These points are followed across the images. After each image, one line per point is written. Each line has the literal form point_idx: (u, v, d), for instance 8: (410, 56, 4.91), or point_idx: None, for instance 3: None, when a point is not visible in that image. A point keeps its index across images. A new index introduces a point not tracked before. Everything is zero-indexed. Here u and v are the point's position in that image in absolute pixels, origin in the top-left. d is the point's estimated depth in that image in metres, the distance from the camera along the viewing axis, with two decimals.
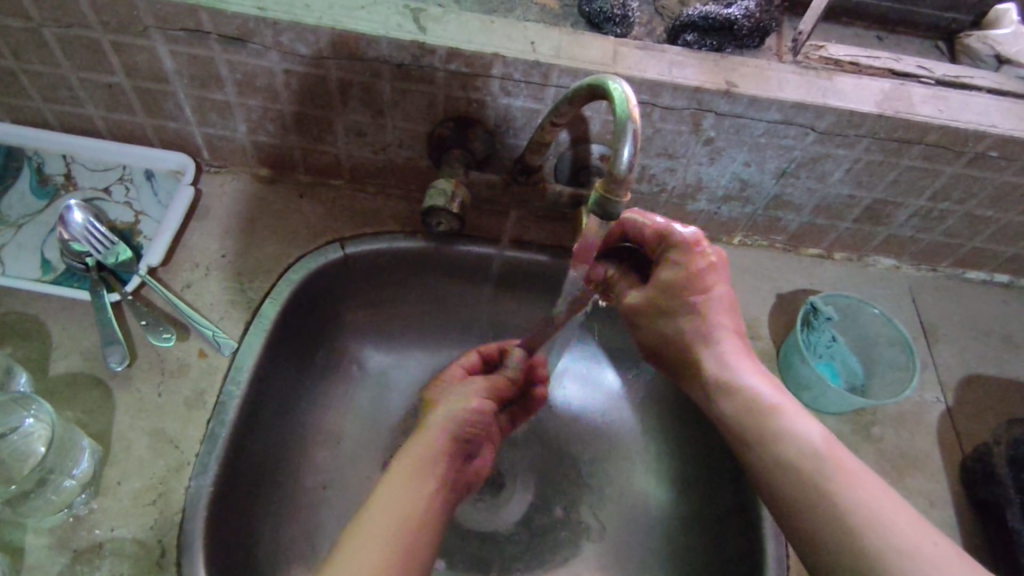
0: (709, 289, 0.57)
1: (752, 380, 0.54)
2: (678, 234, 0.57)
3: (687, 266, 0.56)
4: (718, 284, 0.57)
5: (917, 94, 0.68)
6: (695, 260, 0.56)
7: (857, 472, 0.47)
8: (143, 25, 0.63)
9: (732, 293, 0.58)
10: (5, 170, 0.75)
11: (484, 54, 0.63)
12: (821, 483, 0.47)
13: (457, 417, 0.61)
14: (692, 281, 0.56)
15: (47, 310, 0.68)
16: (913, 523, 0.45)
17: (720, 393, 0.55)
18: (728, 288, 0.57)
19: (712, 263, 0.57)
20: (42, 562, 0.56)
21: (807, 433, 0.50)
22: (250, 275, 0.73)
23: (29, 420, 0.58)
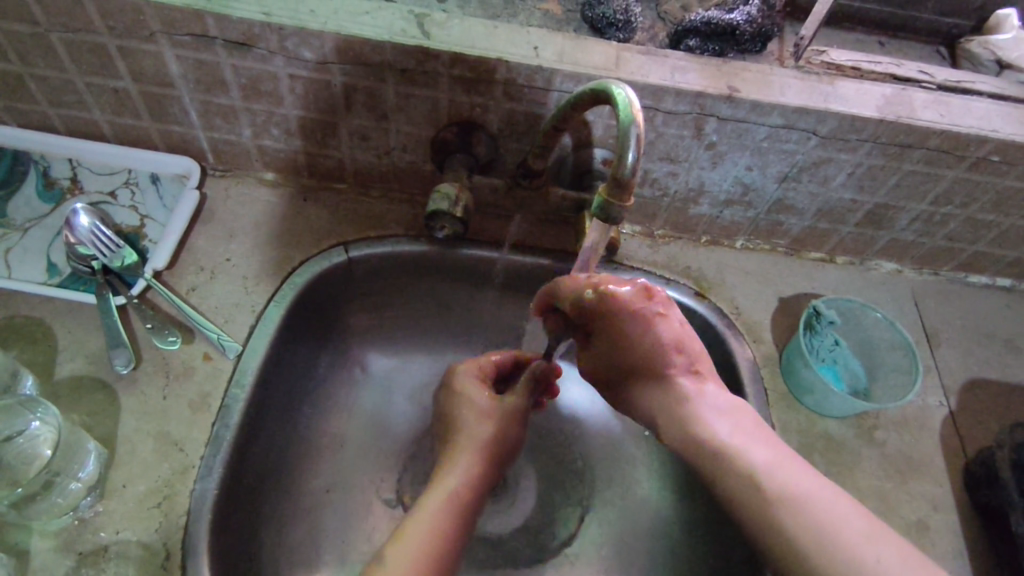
0: (646, 335, 0.55)
1: (710, 421, 0.54)
2: (589, 298, 0.55)
3: (612, 324, 0.55)
4: (650, 326, 0.55)
5: (919, 98, 0.68)
6: (624, 311, 0.55)
7: (805, 492, 0.48)
8: (150, 30, 0.64)
9: (670, 323, 0.56)
10: (11, 174, 0.76)
11: (488, 58, 0.64)
12: (774, 502, 0.48)
13: (481, 445, 0.65)
14: (629, 332, 0.55)
15: (52, 314, 0.68)
16: (861, 525, 0.46)
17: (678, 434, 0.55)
18: (658, 325, 0.55)
19: (631, 313, 0.55)
20: (48, 564, 0.56)
21: (754, 458, 0.51)
22: (255, 278, 0.73)
23: (35, 424, 0.58)
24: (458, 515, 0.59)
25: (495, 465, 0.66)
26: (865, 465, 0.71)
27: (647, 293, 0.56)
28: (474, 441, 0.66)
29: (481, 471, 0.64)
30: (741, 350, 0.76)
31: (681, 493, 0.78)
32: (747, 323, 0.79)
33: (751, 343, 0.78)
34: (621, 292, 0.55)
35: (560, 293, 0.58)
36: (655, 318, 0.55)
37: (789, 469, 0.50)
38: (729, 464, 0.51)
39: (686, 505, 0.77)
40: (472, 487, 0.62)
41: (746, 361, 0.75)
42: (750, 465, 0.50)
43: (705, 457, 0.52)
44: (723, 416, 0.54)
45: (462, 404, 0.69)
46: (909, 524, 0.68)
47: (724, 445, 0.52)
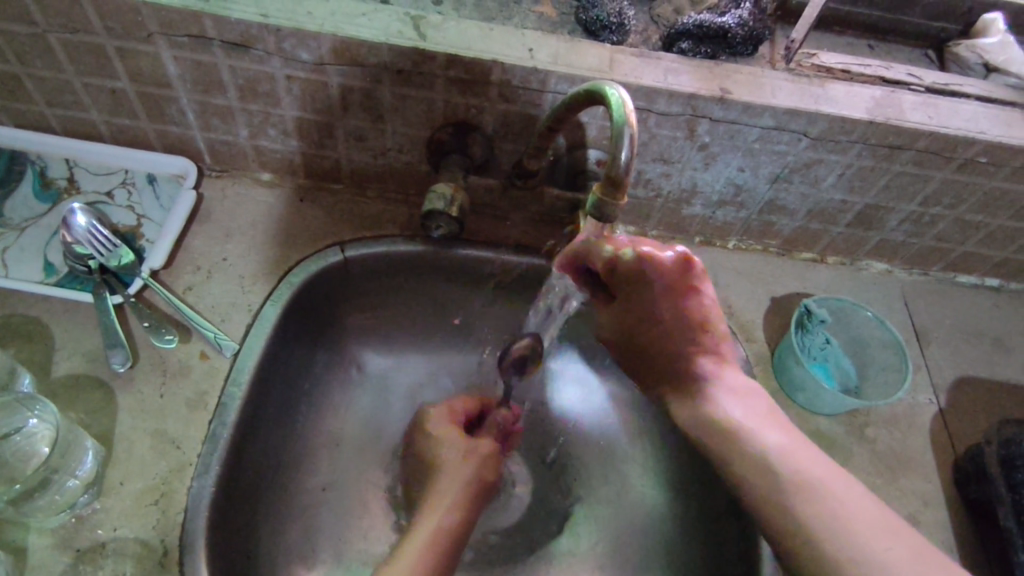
0: (674, 304, 0.56)
1: (728, 404, 0.54)
2: (628, 258, 0.55)
3: (644, 286, 0.56)
4: (682, 298, 0.56)
5: (908, 101, 0.69)
6: (658, 276, 0.55)
7: (819, 482, 0.48)
8: (148, 31, 0.64)
9: (703, 297, 0.56)
10: (8, 175, 0.76)
11: (484, 60, 0.65)
12: (789, 491, 0.48)
13: (466, 479, 0.66)
14: (658, 297, 0.56)
15: (49, 313, 0.68)
16: (874, 515, 0.46)
17: (696, 414, 0.55)
18: (689, 297, 0.56)
19: (666, 278, 0.55)
20: (46, 562, 0.56)
21: (769, 444, 0.51)
22: (251, 278, 0.74)
23: (33, 421, 0.59)
24: (447, 542, 0.59)
25: (478, 500, 0.66)
26: (856, 462, 0.72)
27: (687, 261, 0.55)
28: (458, 473, 0.67)
29: (469, 503, 0.65)
30: (735, 350, 0.76)
31: (675, 490, 0.78)
32: (740, 322, 0.80)
33: (744, 342, 0.78)
34: (660, 255, 0.55)
35: (594, 250, 0.57)
36: (691, 292, 0.56)
37: (801, 460, 0.50)
38: (743, 448, 0.51)
39: (680, 502, 0.77)
40: (461, 517, 0.63)
41: (742, 361, 0.75)
42: (766, 452, 0.51)
43: (719, 437, 0.53)
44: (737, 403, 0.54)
45: (441, 444, 0.71)
46: (900, 520, 0.69)
47: (739, 429, 0.52)
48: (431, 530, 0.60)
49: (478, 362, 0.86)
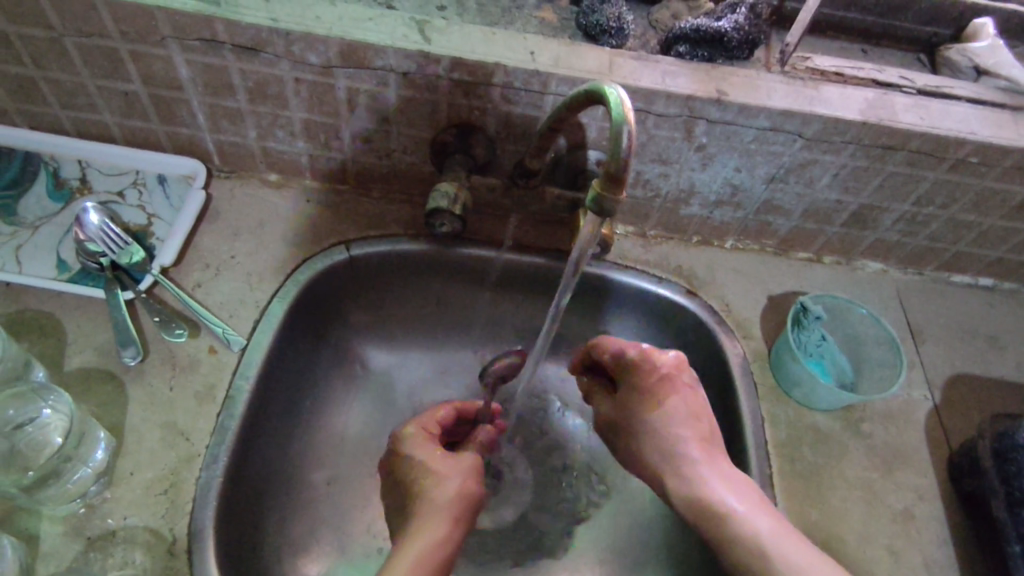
0: (671, 395, 0.67)
1: (717, 485, 0.61)
2: (630, 354, 0.68)
3: (646, 379, 0.68)
4: (679, 393, 0.67)
5: (900, 102, 0.71)
6: (659, 371, 0.67)
7: (797, 560, 0.55)
8: (162, 35, 0.66)
9: (694, 395, 0.67)
10: (22, 175, 0.78)
11: (487, 63, 0.67)
12: (765, 559, 0.56)
13: (449, 500, 0.63)
14: (658, 389, 0.67)
15: (62, 308, 0.70)
16: None
17: (689, 495, 0.62)
18: (685, 394, 0.67)
19: (666, 375, 0.67)
20: (58, 548, 0.57)
21: (757, 526, 0.58)
22: (258, 276, 0.76)
23: (46, 411, 0.61)
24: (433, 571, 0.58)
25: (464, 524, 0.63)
26: (852, 456, 0.73)
27: (679, 364, 0.68)
28: (440, 496, 0.63)
29: (454, 526, 0.62)
30: (732, 346, 0.78)
31: None
32: (737, 320, 0.81)
33: (741, 339, 0.80)
34: (656, 355, 0.68)
35: (600, 347, 0.71)
36: (684, 389, 0.67)
37: (787, 543, 0.57)
38: (732, 527, 0.59)
39: None
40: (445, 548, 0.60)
41: (738, 358, 0.77)
42: (756, 536, 0.58)
43: (711, 518, 0.60)
44: (730, 486, 0.61)
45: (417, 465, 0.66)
46: (895, 513, 0.70)
47: (733, 514, 0.59)
48: (416, 556, 0.58)
49: (480, 360, 0.88)
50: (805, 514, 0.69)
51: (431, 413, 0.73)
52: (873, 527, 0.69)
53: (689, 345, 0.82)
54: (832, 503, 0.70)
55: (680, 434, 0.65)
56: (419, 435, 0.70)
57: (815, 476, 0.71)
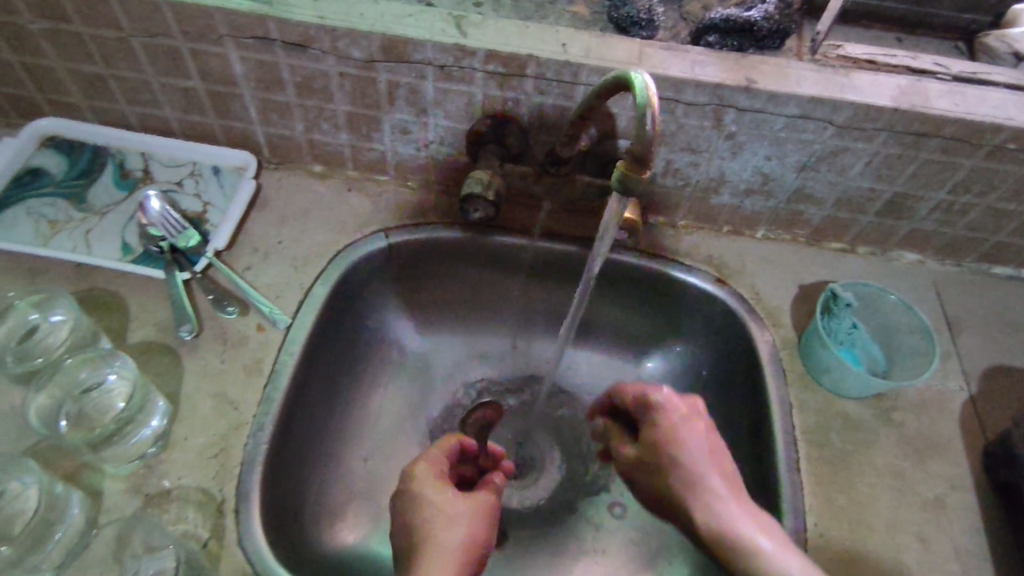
0: (691, 434, 0.62)
1: (746, 524, 0.57)
2: (650, 396, 0.66)
3: (664, 420, 0.64)
4: (700, 432, 0.63)
5: (934, 89, 0.71)
6: (678, 412, 0.64)
7: None
8: (219, 34, 0.71)
9: (715, 435, 0.63)
10: (91, 166, 0.84)
11: (520, 55, 0.69)
12: None
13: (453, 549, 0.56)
14: (677, 428, 0.63)
15: (125, 286, 0.76)
16: None
17: (716, 535, 0.58)
18: (706, 431, 0.62)
19: (686, 413, 0.64)
20: (120, 503, 0.62)
21: (792, 566, 0.54)
22: (303, 260, 0.80)
23: (113, 377, 0.66)
24: None
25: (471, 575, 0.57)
26: (882, 444, 0.73)
27: (698, 407, 0.65)
28: (445, 545, 0.56)
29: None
30: (761, 334, 0.79)
31: None
32: (767, 308, 0.82)
33: (771, 327, 0.80)
34: (675, 398, 0.65)
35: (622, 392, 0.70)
36: (705, 428, 0.63)
37: None
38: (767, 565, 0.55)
39: None
40: None
41: (767, 344, 0.78)
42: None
43: (744, 555, 0.56)
44: (760, 525, 0.57)
45: (426, 506, 0.59)
46: (926, 501, 0.69)
47: (765, 552, 0.55)
48: None
49: (512, 346, 0.90)
50: (833, 499, 0.69)
51: (440, 447, 0.65)
52: (903, 514, 0.69)
53: (718, 333, 0.83)
54: (860, 489, 0.70)
55: (703, 470, 0.60)
56: (429, 471, 0.62)
57: (844, 463, 0.71)
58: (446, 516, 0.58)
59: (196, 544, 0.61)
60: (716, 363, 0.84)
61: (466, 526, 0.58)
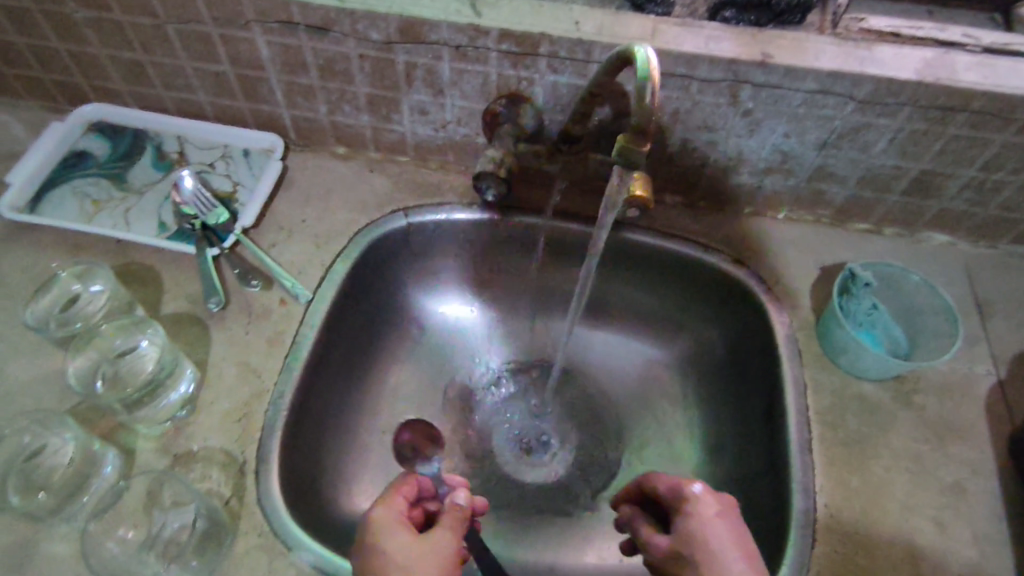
0: (723, 536, 0.53)
1: None
2: (683, 485, 0.58)
3: (695, 513, 0.55)
4: (733, 533, 0.53)
5: (961, 61, 0.69)
6: (714, 509, 0.55)
7: None
8: (246, 19, 0.75)
9: (751, 546, 0.53)
10: (131, 148, 0.89)
11: (532, 33, 0.70)
12: None
13: None
14: (706, 526, 0.54)
15: (160, 261, 0.80)
16: None
17: None
18: (740, 539, 0.53)
19: (721, 513, 0.54)
20: (150, 462, 0.67)
21: None
22: (325, 238, 0.83)
23: (145, 343, 0.70)
24: None
25: None
26: (900, 427, 0.71)
27: (737, 510, 0.55)
28: None
29: None
30: (777, 315, 0.78)
31: (714, 453, 0.81)
32: (785, 288, 0.81)
33: (789, 307, 0.79)
34: (711, 493, 0.56)
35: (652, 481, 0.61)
36: (740, 533, 0.54)
37: None
38: None
39: (721, 463, 0.79)
40: None
41: (783, 325, 0.77)
42: None
43: None
44: None
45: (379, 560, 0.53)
46: (944, 486, 0.68)
47: None
48: None
49: (529, 326, 0.92)
50: (846, 480, 0.68)
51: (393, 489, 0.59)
52: (919, 498, 0.67)
53: (735, 314, 0.82)
54: (875, 472, 0.69)
55: None
56: (381, 519, 0.56)
57: (859, 445, 0.70)
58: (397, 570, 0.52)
59: (219, 502, 0.64)
60: (732, 344, 0.83)
61: None
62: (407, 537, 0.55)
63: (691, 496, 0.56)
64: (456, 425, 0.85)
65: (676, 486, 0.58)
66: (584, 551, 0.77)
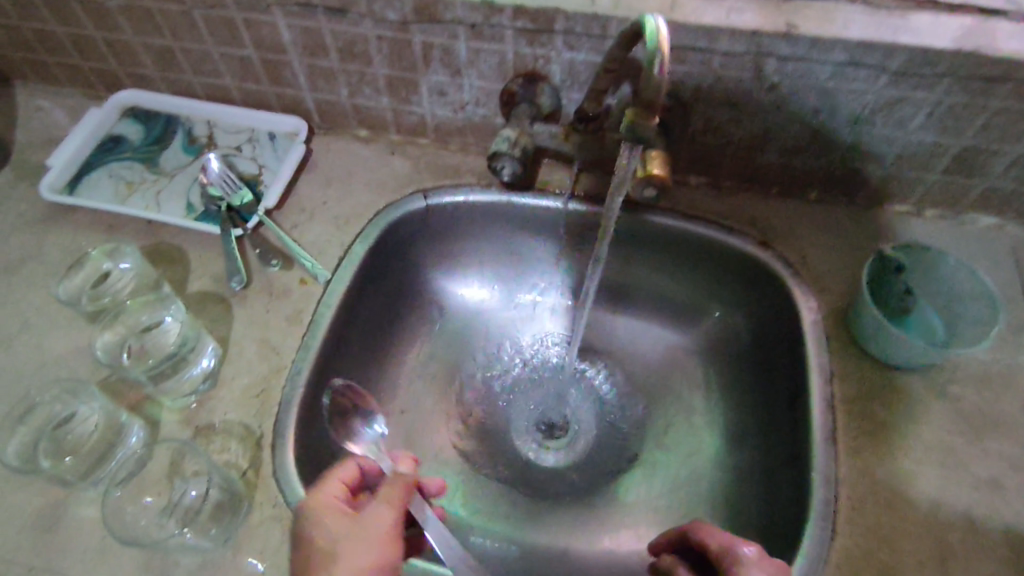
0: None
1: None
2: (736, 548, 0.55)
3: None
4: None
5: (1005, 29, 0.64)
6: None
7: None
8: (267, 2, 0.76)
9: None
10: (164, 133, 0.91)
11: (547, 9, 0.69)
12: None
13: None
14: None
15: (188, 241, 0.82)
16: None
17: None
18: None
19: None
20: (173, 433, 0.69)
21: None
22: (346, 220, 0.84)
23: (169, 318, 0.74)
24: None
25: None
26: (933, 418, 0.68)
27: None
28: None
29: None
30: (804, 299, 0.74)
31: (736, 442, 0.78)
32: (814, 273, 0.77)
33: (817, 292, 0.76)
34: (765, 561, 0.53)
35: (699, 531, 0.59)
36: None
37: None
38: None
39: (743, 453, 0.77)
40: None
41: (809, 310, 0.74)
42: None
43: None
44: None
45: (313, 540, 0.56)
46: (978, 481, 0.64)
47: None
48: None
49: (550, 310, 0.90)
50: (871, 471, 0.65)
51: (330, 477, 0.62)
52: (950, 493, 0.64)
53: (761, 298, 0.79)
54: (903, 464, 0.65)
55: None
56: (316, 502, 0.59)
57: (887, 435, 0.67)
58: (330, 547, 0.56)
59: (236, 473, 0.66)
60: (758, 330, 0.80)
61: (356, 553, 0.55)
62: (340, 516, 0.58)
63: (740, 564, 0.54)
64: (473, 407, 0.85)
65: (728, 545, 0.56)
66: (599, 536, 0.76)
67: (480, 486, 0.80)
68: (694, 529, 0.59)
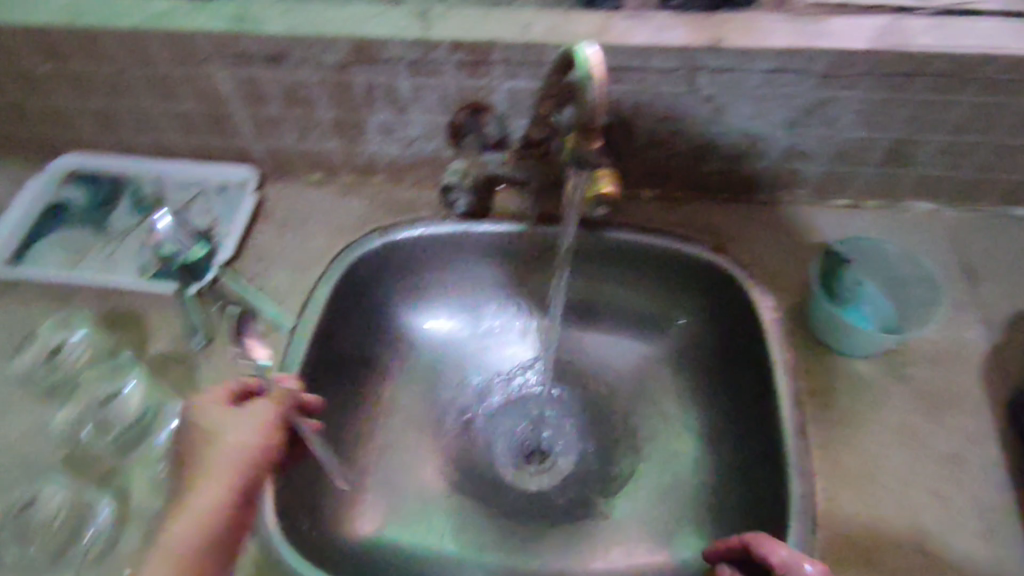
0: None
1: None
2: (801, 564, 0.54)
3: None
4: None
5: (915, 26, 0.68)
6: None
7: None
8: (203, 56, 0.76)
9: None
10: (110, 194, 0.89)
11: (482, 42, 0.70)
12: None
13: (229, 468, 0.62)
14: None
15: (144, 303, 0.81)
16: None
17: None
18: None
19: None
20: (143, 503, 0.67)
21: None
22: (305, 267, 0.83)
23: (129, 387, 0.72)
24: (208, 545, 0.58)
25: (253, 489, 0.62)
26: (896, 402, 0.70)
27: None
28: (220, 467, 0.61)
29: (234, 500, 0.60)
30: (763, 299, 0.76)
31: (715, 447, 0.79)
32: (769, 273, 0.80)
33: (775, 291, 0.78)
34: None
35: (756, 544, 0.58)
36: None
37: None
38: None
39: (722, 457, 0.78)
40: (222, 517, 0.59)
41: (769, 309, 0.75)
42: None
43: None
44: None
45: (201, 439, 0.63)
46: (945, 458, 0.66)
47: None
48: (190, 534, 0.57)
49: (517, 334, 0.90)
50: (842, 460, 0.67)
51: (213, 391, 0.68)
52: (920, 473, 0.66)
53: (722, 302, 0.81)
54: (872, 449, 0.67)
55: None
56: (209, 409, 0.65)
57: (854, 423, 0.69)
58: (216, 440, 0.63)
59: None
60: (723, 333, 0.81)
61: (245, 446, 0.63)
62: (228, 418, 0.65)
63: None
64: (451, 439, 0.84)
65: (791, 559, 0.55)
66: (589, 555, 0.76)
67: (466, 520, 0.79)
68: (751, 541, 0.58)
